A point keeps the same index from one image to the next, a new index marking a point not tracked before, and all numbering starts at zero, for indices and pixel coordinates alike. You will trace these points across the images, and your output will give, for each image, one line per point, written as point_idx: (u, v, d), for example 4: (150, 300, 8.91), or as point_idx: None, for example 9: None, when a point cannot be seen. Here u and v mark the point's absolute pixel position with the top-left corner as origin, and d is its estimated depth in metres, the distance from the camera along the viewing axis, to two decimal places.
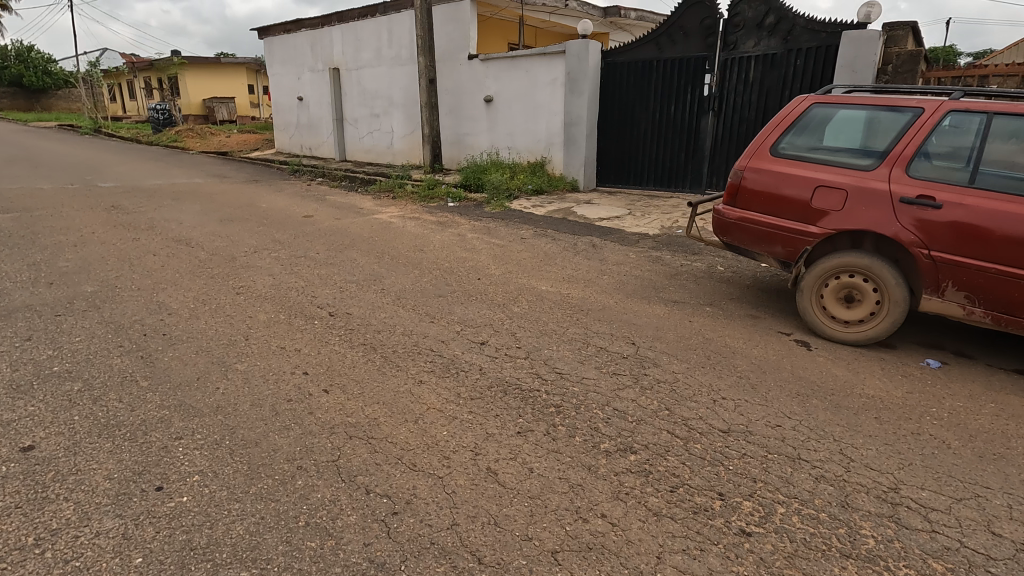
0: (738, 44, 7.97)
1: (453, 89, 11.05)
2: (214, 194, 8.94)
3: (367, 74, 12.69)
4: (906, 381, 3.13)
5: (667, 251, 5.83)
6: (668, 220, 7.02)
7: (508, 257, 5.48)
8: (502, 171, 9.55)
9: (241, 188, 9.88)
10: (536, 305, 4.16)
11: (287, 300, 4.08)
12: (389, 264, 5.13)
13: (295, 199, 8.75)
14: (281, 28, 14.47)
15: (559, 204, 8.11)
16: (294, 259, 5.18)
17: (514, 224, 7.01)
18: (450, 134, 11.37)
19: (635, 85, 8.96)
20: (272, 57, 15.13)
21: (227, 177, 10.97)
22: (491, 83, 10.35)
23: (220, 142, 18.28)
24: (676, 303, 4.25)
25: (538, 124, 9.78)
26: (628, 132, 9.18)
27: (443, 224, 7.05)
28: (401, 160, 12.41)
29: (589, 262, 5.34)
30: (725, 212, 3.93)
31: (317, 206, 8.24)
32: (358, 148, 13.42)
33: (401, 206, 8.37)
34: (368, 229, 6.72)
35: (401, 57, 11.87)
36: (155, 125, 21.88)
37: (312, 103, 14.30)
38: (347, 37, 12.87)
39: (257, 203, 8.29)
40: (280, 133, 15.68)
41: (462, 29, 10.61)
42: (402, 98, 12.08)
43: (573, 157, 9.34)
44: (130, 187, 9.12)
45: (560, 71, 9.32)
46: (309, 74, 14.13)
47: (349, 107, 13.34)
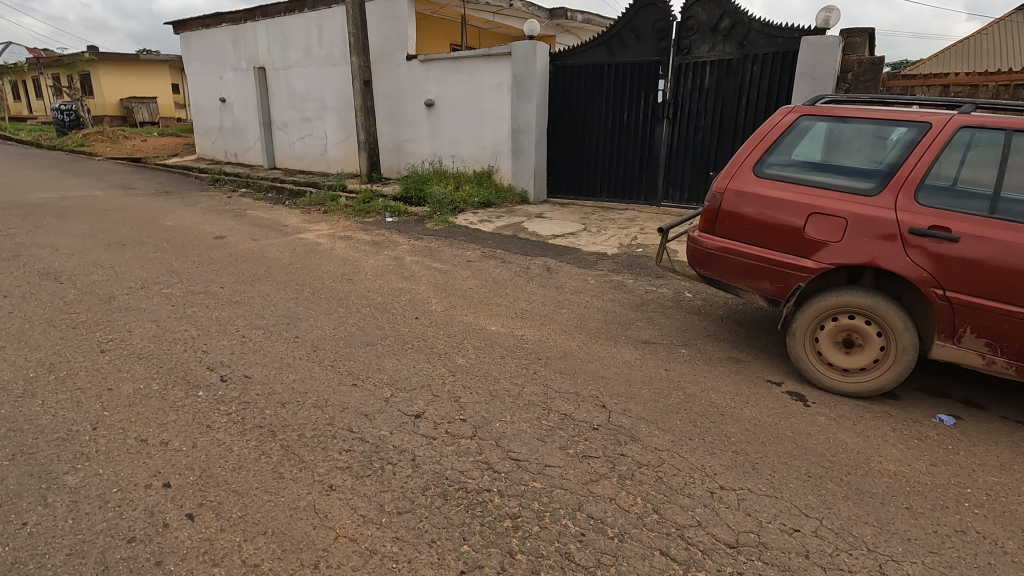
0: (692, 48, 7.57)
1: (391, 92, 10.22)
2: (112, 209, 7.77)
3: (296, 75, 11.65)
4: (925, 447, 2.64)
5: (628, 274, 5.28)
6: (626, 237, 6.50)
7: (451, 286, 4.77)
8: (446, 182, 8.80)
9: (148, 200, 8.71)
10: (484, 353, 3.48)
11: (169, 359, 3.23)
12: (309, 301, 4.32)
13: (209, 214, 7.71)
14: (199, 23, 13.18)
15: (508, 219, 7.45)
16: (191, 297, 4.29)
17: (458, 243, 6.31)
18: (388, 140, 10.53)
19: (585, 91, 8.43)
20: (190, 54, 13.79)
21: (133, 189, 9.70)
22: (432, 86, 9.60)
23: (134, 147, 16.62)
24: (646, 345, 3.66)
25: (483, 131, 9.11)
26: (579, 140, 8.64)
27: (379, 244, 6.26)
28: (336, 168, 11.45)
29: (544, 291, 4.72)
30: (703, 241, 3.40)
31: (235, 223, 7.26)
32: (288, 155, 12.34)
33: (332, 222, 7.50)
34: (290, 252, 5.84)
35: (333, 57, 10.93)
36: (60, 127, 19.77)
37: (237, 106, 13.08)
38: (274, 34, 11.79)
39: (162, 219, 7.21)
40: (201, 138, 14.32)
41: (399, 27, 9.79)
42: (335, 101, 11.13)
43: (522, 167, 8.72)
44: (7, 202, 7.80)
45: (505, 74, 8.68)
46: (231, 74, 12.91)
47: (277, 110, 12.24)
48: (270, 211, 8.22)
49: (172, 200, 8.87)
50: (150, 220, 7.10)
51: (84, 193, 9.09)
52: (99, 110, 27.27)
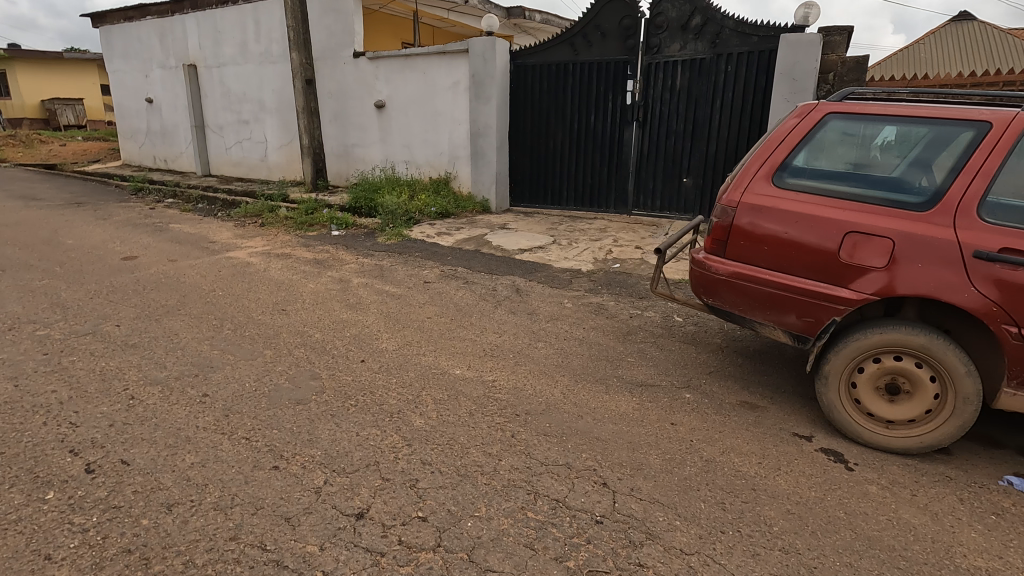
0: (662, 47, 7.06)
1: (337, 92, 9.36)
2: (4, 224, 6.66)
3: (231, 73, 10.62)
4: (1007, 526, 2.10)
5: (608, 295, 4.68)
6: (599, 251, 5.91)
7: (405, 315, 4.05)
8: (399, 191, 8.03)
9: (53, 213, 7.59)
10: (446, 407, 2.79)
11: (20, 436, 2.39)
12: (229, 341, 3.51)
13: (123, 229, 6.71)
14: (120, 15, 11.93)
15: (469, 231, 6.77)
16: (75, 339, 3.42)
17: (413, 260, 5.58)
18: (335, 145, 9.66)
19: (548, 92, 7.84)
20: (111, 50, 12.49)
21: (38, 200, 8.48)
22: (382, 86, 8.81)
23: (52, 152, 15.03)
24: (642, 388, 3.05)
25: (439, 134, 8.39)
26: (543, 144, 8.04)
27: (322, 264, 5.46)
28: (278, 175, 10.49)
29: (514, 319, 4.06)
30: (711, 264, 2.82)
31: (153, 239, 6.29)
32: (224, 161, 11.27)
33: (268, 236, 6.62)
34: (212, 274, 4.97)
35: (271, 54, 9.98)
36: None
37: (165, 106, 11.90)
38: (205, 28, 10.73)
39: (63, 236, 6.17)
40: (126, 142, 13.00)
41: (344, 21, 8.96)
42: (275, 102, 10.17)
43: (482, 174, 8.06)
44: None
45: (461, 73, 8.00)
46: (158, 72, 11.73)
47: (211, 112, 11.16)
48: (198, 224, 7.26)
49: (82, 212, 7.77)
50: (47, 237, 6.06)
51: None
52: (15, 112, 24.97)
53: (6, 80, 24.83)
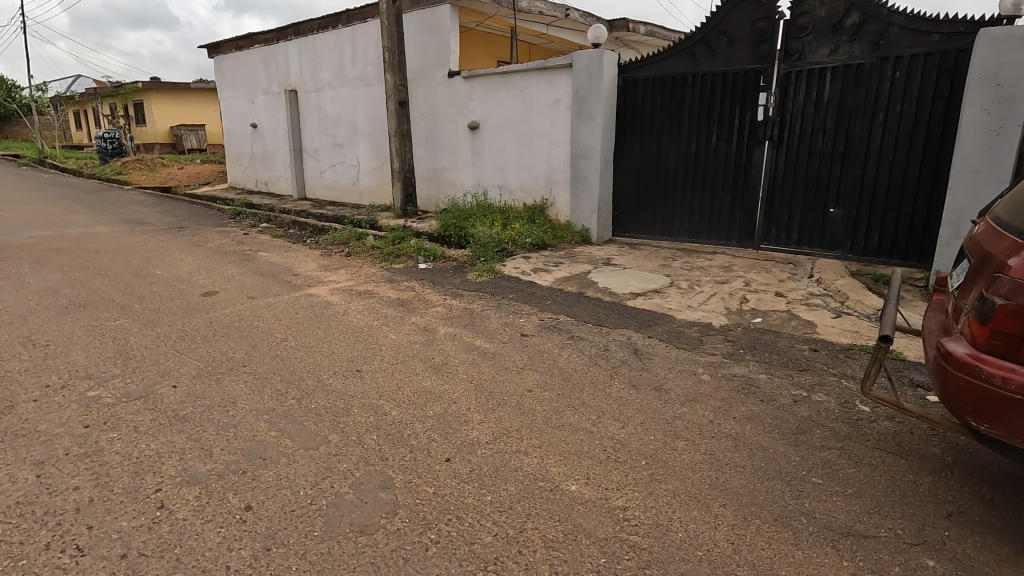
0: (806, 52, 5.92)
1: (430, 113, 8.98)
2: (105, 250, 6.72)
3: (328, 97, 10.63)
4: None
5: (755, 364, 3.66)
6: (730, 297, 4.87)
7: (499, 387, 3.27)
8: (490, 218, 7.41)
9: (153, 238, 7.68)
10: (563, 560, 1.94)
11: (11, 570, 1.83)
12: (291, 415, 2.90)
13: (211, 258, 6.54)
14: (231, 45, 12.46)
15: (568, 267, 5.94)
16: (123, 407, 2.95)
17: (507, 305, 4.83)
18: (425, 168, 9.26)
19: (661, 109, 6.90)
20: (222, 78, 13.07)
21: (145, 224, 8.71)
22: (476, 107, 8.29)
23: (169, 175, 16.05)
24: (851, 543, 2.05)
25: (536, 157, 7.69)
26: (652, 168, 7.09)
27: (406, 305, 4.86)
28: (369, 200, 10.30)
29: (638, 398, 3.16)
30: (988, 371, 1.79)
31: (238, 269, 6.03)
32: (319, 184, 11.31)
33: (352, 269, 6.18)
34: (287, 315, 4.50)
35: (366, 77, 9.83)
36: (103, 154, 19.69)
37: (267, 131, 12.21)
38: (305, 54, 10.85)
39: (152, 265, 6.06)
40: (232, 166, 13.53)
41: (439, 40, 8.57)
42: (368, 125, 10.00)
43: (582, 200, 7.25)
44: None
45: (562, 90, 7.26)
46: (263, 98, 12.07)
47: (308, 136, 11.26)
48: (285, 253, 7.01)
49: (180, 238, 7.82)
50: (138, 267, 5.96)
51: (86, 229, 8.15)
52: (149, 138, 27.58)
53: (144, 110, 27.53)
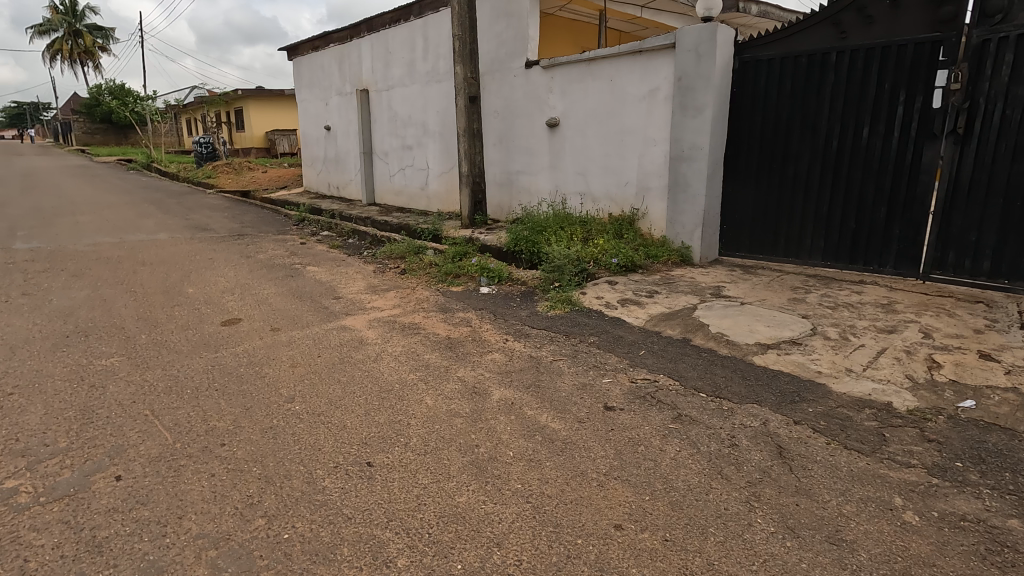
0: (1015, 11, 4.26)
1: (504, 110, 7.96)
2: (151, 261, 6.25)
3: (399, 96, 9.92)
4: None
5: (991, 494, 2.24)
6: (909, 359, 3.40)
7: (569, 517, 2.10)
8: (568, 232, 6.27)
9: (207, 247, 7.21)
10: None
11: None
12: (250, 554, 1.90)
13: (254, 273, 5.87)
14: (309, 46, 12.17)
15: (666, 299, 4.65)
16: (33, 513, 2.08)
17: (586, 356, 3.65)
18: (497, 172, 8.25)
19: (791, 96, 5.41)
20: (300, 80, 12.84)
21: (206, 231, 8.34)
22: (556, 101, 7.16)
23: (252, 180, 16.25)
24: None
25: (626, 159, 6.44)
26: (776, 171, 5.61)
27: (456, 348, 3.81)
28: (437, 207, 9.47)
29: (804, 562, 1.88)
30: None
31: (277, 289, 5.27)
32: (388, 189, 10.66)
33: (403, 293, 5.24)
34: (306, 358, 3.58)
35: (438, 72, 8.99)
36: (199, 159, 20.57)
37: (340, 133, 11.76)
38: (378, 51, 10.22)
39: (189, 281, 5.45)
40: (307, 169, 13.28)
41: (516, 27, 7.53)
42: (439, 125, 9.17)
43: (683, 212, 5.91)
44: (47, 251, 6.58)
45: (662, 77, 5.96)
46: (337, 99, 11.64)
47: (379, 138, 10.63)
48: (336, 269, 6.24)
49: (234, 247, 7.30)
50: (173, 283, 5.36)
51: (148, 236, 7.86)
52: (246, 143, 28.89)
53: (242, 117, 28.89)
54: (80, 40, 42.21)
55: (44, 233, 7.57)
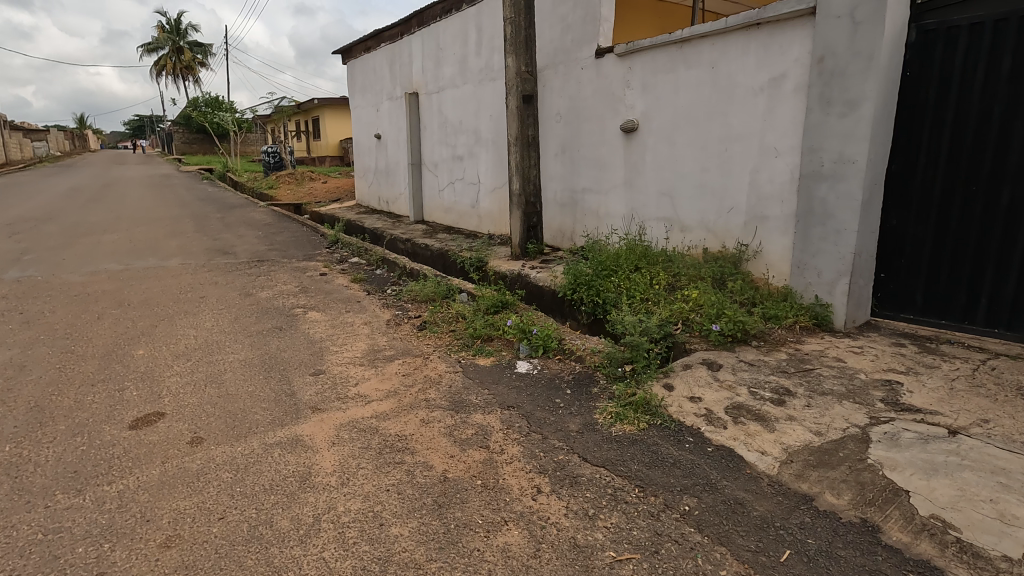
0: None
1: (568, 111, 6.34)
2: (131, 300, 5.20)
3: (449, 98, 8.57)
4: None
5: None
6: None
7: None
8: (647, 275, 4.58)
9: (211, 278, 6.13)
10: None
11: None
12: None
13: (238, 323, 4.63)
14: (361, 47, 11.17)
15: (808, 411, 2.85)
16: None
17: (675, 559, 1.97)
18: (558, 190, 6.64)
19: (1011, 80, 3.44)
20: (353, 85, 11.88)
21: (225, 256, 7.34)
22: (636, 99, 5.47)
23: (310, 191, 15.62)
24: None
25: (732, 175, 4.65)
26: (978, 198, 3.63)
27: (447, 507, 2.27)
28: (488, 227, 8.02)
29: None
30: None
31: (247, 354, 3.96)
32: (437, 205, 9.34)
33: (409, 367, 3.76)
34: (195, 525, 2.15)
35: (492, 69, 7.55)
36: (268, 169, 20.51)
37: (390, 142, 10.62)
38: (428, 48, 8.94)
39: (148, 337, 4.28)
40: (359, 181, 12.31)
41: (585, 5, 5.90)
42: (492, 132, 7.71)
43: (819, 253, 4.05)
44: (31, 283, 5.72)
45: (791, 60, 4.13)
46: (387, 104, 10.52)
47: (428, 147, 9.35)
48: (343, 317, 4.91)
49: (242, 279, 6.18)
50: (128, 340, 4.21)
51: (159, 261, 6.95)
52: (320, 152, 29.05)
53: (317, 126, 29.10)
54: (181, 56, 44.82)
55: (51, 258, 6.83)
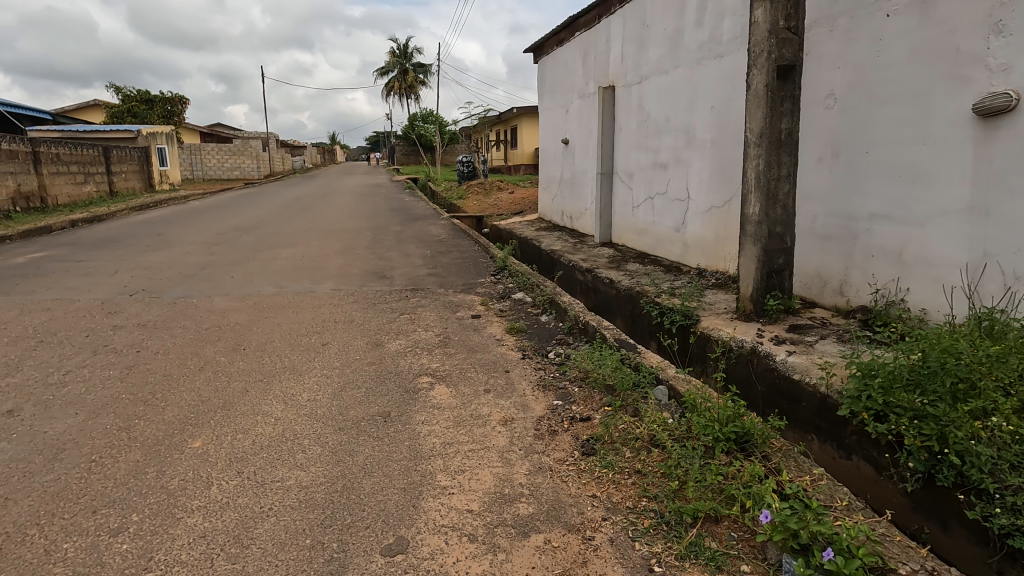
0: None
1: (853, 89, 3.93)
2: (250, 343, 4.35)
3: (655, 89, 6.60)
4: None
5: None
6: None
7: None
8: None
9: (349, 315, 5.12)
10: None
11: None
12: None
13: (339, 398, 3.38)
14: (554, 41, 9.77)
15: None
16: None
17: None
18: (822, 215, 4.25)
19: None
20: (543, 85, 10.57)
21: (381, 282, 6.45)
22: (1018, 55, 2.92)
23: (496, 202, 14.91)
24: None
25: None
26: None
27: None
28: (699, 261, 5.89)
29: None
30: None
31: (318, 473, 2.59)
32: (629, 226, 7.44)
33: (551, 568, 1.98)
34: None
35: (719, 42, 5.40)
36: (464, 178, 20.79)
37: (578, 148, 9.02)
38: (631, 28, 7.08)
39: (225, 412, 3.20)
40: (543, 193, 10.96)
41: None
42: (713, 131, 5.56)
43: None
44: (181, 308, 5.32)
45: None
46: (578, 103, 8.94)
47: (623, 153, 7.49)
48: (479, 401, 3.36)
49: (382, 317, 5.08)
50: (202, 414, 3.18)
51: (313, 284, 6.30)
52: (516, 159, 29.11)
53: (514, 134, 29.24)
54: (406, 78, 49.98)
55: (222, 276, 6.61)
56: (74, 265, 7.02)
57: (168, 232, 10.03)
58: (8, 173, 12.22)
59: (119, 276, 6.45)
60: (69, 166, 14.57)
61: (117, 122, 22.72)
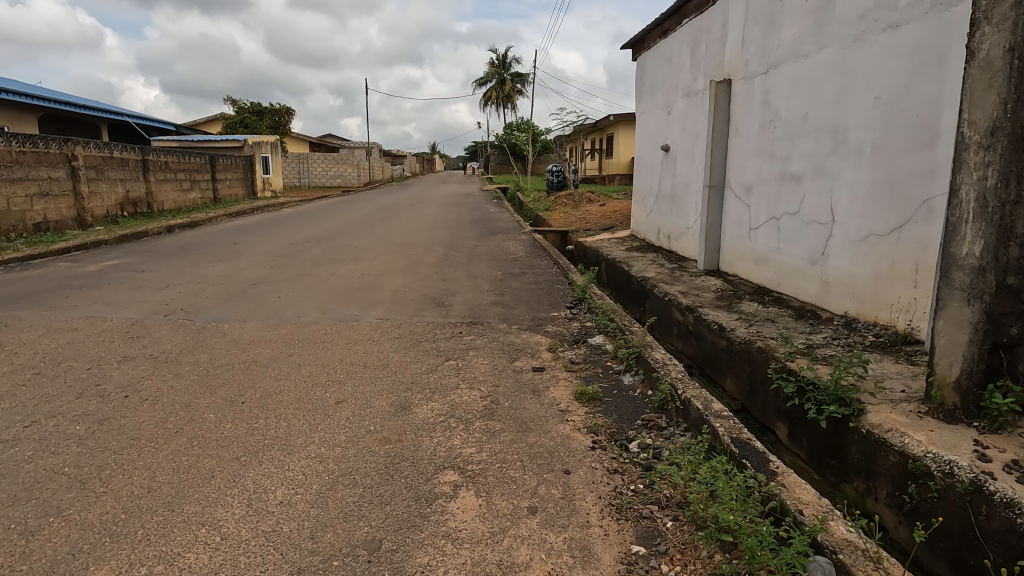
0: None
1: None
2: (253, 394, 3.51)
3: (788, 79, 5.13)
4: None
5: None
6: None
7: None
8: None
9: (384, 358, 4.18)
10: None
11: None
12: None
13: (321, 505, 2.38)
14: (658, 32, 8.43)
15: None
16: None
17: None
18: None
19: None
20: (642, 84, 9.25)
21: (436, 311, 5.49)
22: None
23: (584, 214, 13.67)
24: None
25: None
26: None
27: None
28: (845, 307, 4.36)
29: None
30: None
31: None
32: (745, 253, 5.96)
33: None
34: None
35: (894, 7, 3.88)
36: (553, 188, 19.76)
37: (682, 156, 7.61)
38: (757, 5, 5.64)
39: (164, 516, 2.31)
40: (637, 207, 9.61)
41: None
42: (876, 131, 4.04)
43: None
44: (206, 336, 4.66)
45: None
46: (684, 102, 7.54)
47: (740, 162, 6.04)
48: (516, 533, 2.22)
49: (422, 363, 4.09)
50: (134, 516, 2.30)
51: (360, 310, 5.49)
52: (611, 169, 27.65)
53: (610, 142, 27.76)
54: (502, 87, 50.07)
55: (269, 295, 5.99)
56: (134, 276, 6.75)
57: (245, 240, 9.86)
58: (119, 180, 12.87)
59: (168, 291, 6.03)
60: (177, 173, 15.29)
61: (231, 133, 24.16)
